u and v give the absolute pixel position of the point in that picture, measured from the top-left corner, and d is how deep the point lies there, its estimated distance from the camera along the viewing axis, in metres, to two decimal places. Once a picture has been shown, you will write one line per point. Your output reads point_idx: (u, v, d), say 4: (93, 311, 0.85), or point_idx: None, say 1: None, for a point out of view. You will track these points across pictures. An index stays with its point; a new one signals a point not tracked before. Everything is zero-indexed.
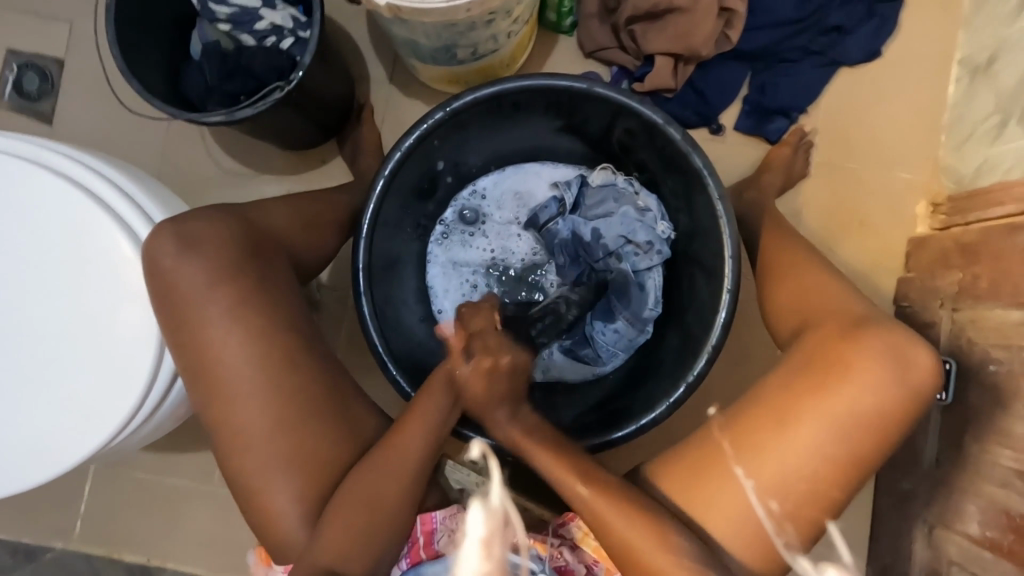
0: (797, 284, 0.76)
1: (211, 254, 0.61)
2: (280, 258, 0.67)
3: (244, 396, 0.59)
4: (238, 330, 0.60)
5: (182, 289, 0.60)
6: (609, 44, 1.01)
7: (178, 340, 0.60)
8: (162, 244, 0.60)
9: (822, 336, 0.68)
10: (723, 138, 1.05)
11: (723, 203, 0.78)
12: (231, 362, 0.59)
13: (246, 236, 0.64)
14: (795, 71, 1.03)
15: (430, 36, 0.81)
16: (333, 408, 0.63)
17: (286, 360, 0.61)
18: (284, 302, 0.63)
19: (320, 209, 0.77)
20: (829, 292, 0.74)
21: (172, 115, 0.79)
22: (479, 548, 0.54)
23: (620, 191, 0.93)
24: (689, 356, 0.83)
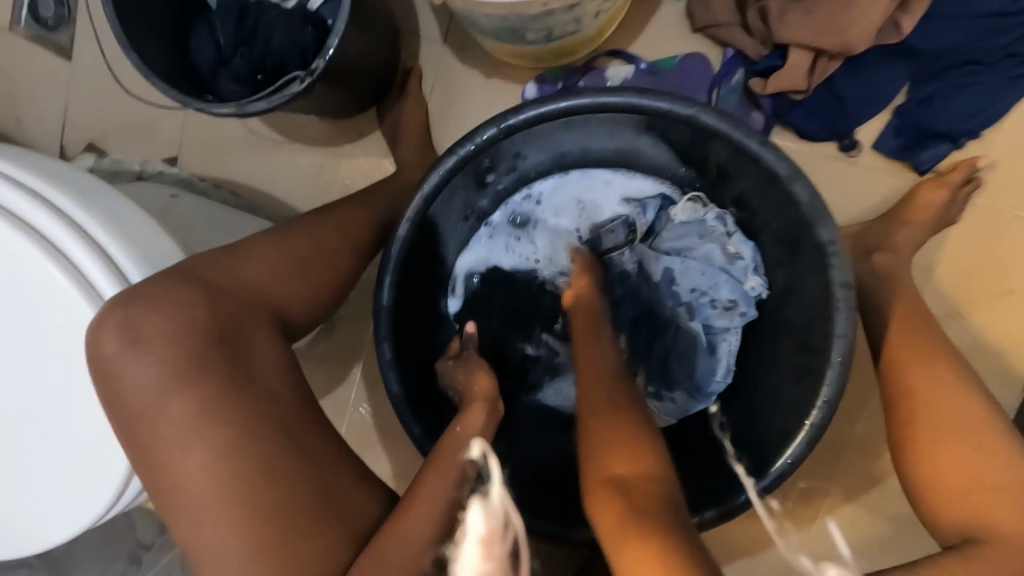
0: (967, 462, 0.61)
1: (164, 349, 0.51)
2: (263, 327, 0.56)
3: (215, 522, 0.49)
4: (201, 445, 0.49)
5: (134, 393, 0.50)
6: (729, 21, 0.77)
7: (131, 448, 0.50)
8: (106, 339, 0.50)
9: (1009, 567, 0.56)
10: (856, 159, 0.81)
11: (844, 292, 0.59)
12: (195, 481, 0.50)
13: (212, 312, 0.53)
14: (982, 79, 0.76)
15: (494, 19, 0.61)
16: (320, 520, 0.52)
17: (262, 474, 0.50)
18: (261, 394, 0.52)
19: (332, 247, 0.64)
20: (1002, 483, 0.60)
21: (176, 98, 0.65)
22: (478, 549, 0.49)
23: (708, 228, 0.76)
24: (759, 455, 0.68)
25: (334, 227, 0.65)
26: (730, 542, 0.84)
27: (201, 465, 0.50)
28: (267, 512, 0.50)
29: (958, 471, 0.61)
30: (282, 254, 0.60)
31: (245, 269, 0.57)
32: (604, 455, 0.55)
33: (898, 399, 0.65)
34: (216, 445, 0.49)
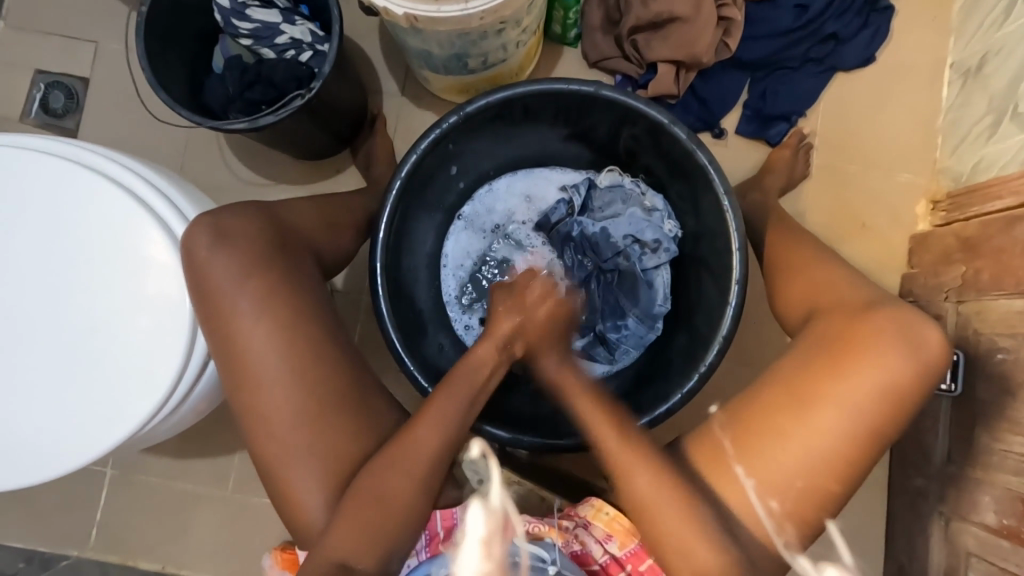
0: (809, 279, 0.77)
1: (240, 246, 0.65)
2: (305, 255, 0.71)
3: (270, 388, 0.63)
4: (266, 318, 0.64)
5: (215, 279, 0.64)
6: (613, 54, 1.06)
7: (209, 327, 0.64)
8: (199, 236, 0.65)
9: (833, 323, 0.69)
10: (725, 142, 1.09)
11: (728, 199, 0.80)
12: (257, 353, 0.63)
13: (275, 231, 0.69)
14: (794, 77, 1.07)
15: (444, 45, 0.84)
16: (357, 398, 0.67)
17: (310, 355, 0.64)
18: (309, 295, 0.67)
19: (345, 210, 0.82)
20: (835, 282, 0.75)
21: (196, 123, 0.83)
22: (479, 549, 0.57)
23: (628, 192, 0.96)
24: (699, 345, 0.85)
25: (344, 203, 0.84)
26: None
27: (266, 336, 0.64)
28: (316, 381, 0.64)
29: (796, 284, 0.78)
30: (314, 210, 0.78)
31: (289, 211, 0.74)
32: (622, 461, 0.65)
33: (772, 265, 0.84)
34: (278, 319, 0.64)
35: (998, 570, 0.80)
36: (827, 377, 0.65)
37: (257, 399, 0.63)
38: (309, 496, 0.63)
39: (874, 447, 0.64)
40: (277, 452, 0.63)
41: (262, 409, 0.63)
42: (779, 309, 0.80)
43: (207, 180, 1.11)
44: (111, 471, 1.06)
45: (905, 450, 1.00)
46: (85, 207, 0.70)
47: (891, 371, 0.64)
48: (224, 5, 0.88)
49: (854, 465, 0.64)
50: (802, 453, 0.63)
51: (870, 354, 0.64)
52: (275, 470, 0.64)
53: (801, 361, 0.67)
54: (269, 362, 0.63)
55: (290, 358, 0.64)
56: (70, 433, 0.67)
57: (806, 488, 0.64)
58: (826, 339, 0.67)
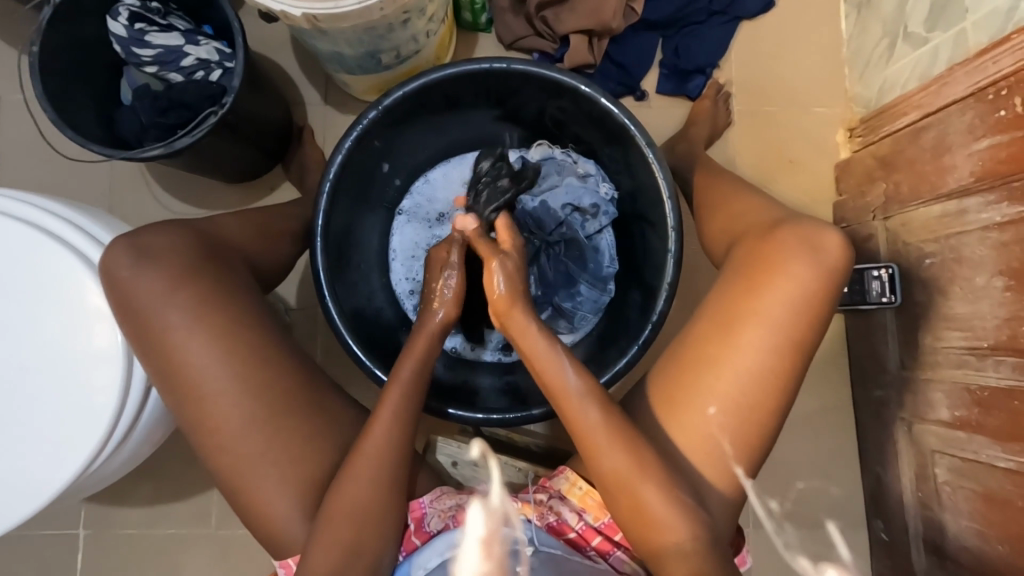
0: (727, 214, 0.81)
1: (166, 262, 0.64)
2: (237, 267, 0.70)
3: (220, 401, 0.62)
4: (201, 335, 0.62)
5: (142, 302, 0.63)
6: (526, 33, 1.07)
7: (144, 349, 0.63)
8: (118, 261, 0.63)
9: (747, 251, 0.71)
10: (648, 103, 1.12)
11: (652, 150, 0.83)
12: (202, 368, 0.62)
13: (199, 244, 0.67)
14: (702, 31, 1.10)
15: (353, 42, 0.85)
16: (311, 399, 0.66)
17: (258, 361, 0.64)
18: (246, 305, 0.66)
19: (277, 219, 0.81)
20: (755, 208, 0.78)
21: (109, 156, 0.81)
22: (479, 548, 0.62)
23: (561, 162, 0.98)
24: (650, 293, 0.89)
25: (279, 214, 0.83)
26: None
27: (204, 350, 0.62)
28: (264, 387, 0.63)
29: (717, 221, 0.82)
30: (243, 221, 0.76)
31: (219, 226, 0.72)
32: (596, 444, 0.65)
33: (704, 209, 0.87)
34: (211, 333, 0.63)
35: (960, 460, 0.84)
36: (750, 297, 0.67)
37: (206, 415, 0.62)
38: (276, 506, 0.63)
39: (804, 353, 0.67)
40: (235, 464, 0.63)
41: (212, 422, 0.62)
42: (707, 247, 0.83)
43: (137, 215, 1.08)
44: (84, 532, 1.02)
45: (862, 365, 1.04)
46: None
47: (802, 281, 0.67)
48: (121, 35, 0.85)
49: (787, 378, 0.66)
50: (736, 376, 0.66)
51: (780, 269, 0.67)
52: (237, 484, 0.63)
53: (724, 289, 0.70)
54: (211, 375, 0.62)
55: (232, 369, 0.63)
56: (15, 484, 0.65)
57: (747, 410, 0.66)
58: (743, 267, 0.70)
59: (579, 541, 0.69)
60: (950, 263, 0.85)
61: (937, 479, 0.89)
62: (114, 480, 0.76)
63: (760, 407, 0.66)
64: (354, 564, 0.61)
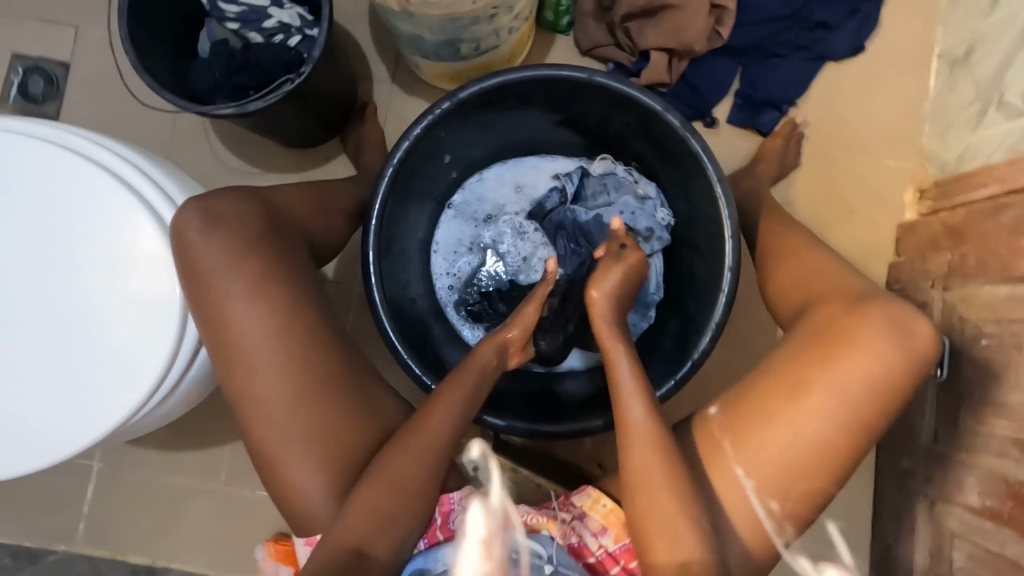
0: (793, 270, 0.79)
1: (233, 230, 0.65)
2: (297, 240, 0.71)
3: (267, 374, 0.63)
4: (260, 309, 0.63)
5: (205, 265, 0.63)
6: (606, 42, 1.05)
7: (201, 313, 0.64)
8: (188, 222, 0.64)
9: (828, 315, 0.69)
10: (716, 131, 1.09)
11: (721, 186, 0.81)
12: (256, 340, 0.63)
13: (266, 216, 0.68)
14: (786, 66, 1.07)
15: (436, 30, 0.84)
16: (353, 384, 0.66)
17: (307, 338, 0.64)
18: (303, 284, 0.66)
19: (338, 196, 0.82)
20: (827, 272, 0.76)
21: (182, 107, 0.81)
22: (479, 548, 0.59)
23: (621, 179, 0.97)
24: (692, 333, 0.86)
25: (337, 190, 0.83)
26: None
27: (259, 323, 0.63)
28: (310, 366, 0.64)
29: (785, 274, 0.79)
30: (304, 194, 0.77)
31: (282, 198, 0.73)
32: (653, 471, 0.64)
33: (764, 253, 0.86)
34: (269, 310, 0.63)
35: (981, 549, 0.82)
36: (814, 365, 0.66)
37: (252, 388, 0.63)
38: (307, 483, 0.63)
39: (866, 433, 0.65)
40: (272, 440, 0.63)
41: (257, 394, 0.63)
42: (771, 302, 0.80)
43: (195, 166, 1.09)
44: (99, 464, 1.05)
45: (892, 432, 1.02)
46: (66, 191, 0.68)
47: (880, 362, 0.65)
48: None
49: (840, 453, 0.65)
50: (793, 443, 0.64)
51: (854, 344, 0.65)
52: (271, 458, 0.63)
53: (792, 351, 0.68)
54: (264, 348, 0.63)
55: (283, 345, 0.63)
56: (61, 422, 0.66)
57: (796, 477, 0.64)
58: (823, 331, 0.68)
59: (597, 566, 0.69)
60: (1008, 348, 0.81)
61: (954, 564, 0.86)
62: (149, 429, 0.77)
63: (807, 479, 0.65)
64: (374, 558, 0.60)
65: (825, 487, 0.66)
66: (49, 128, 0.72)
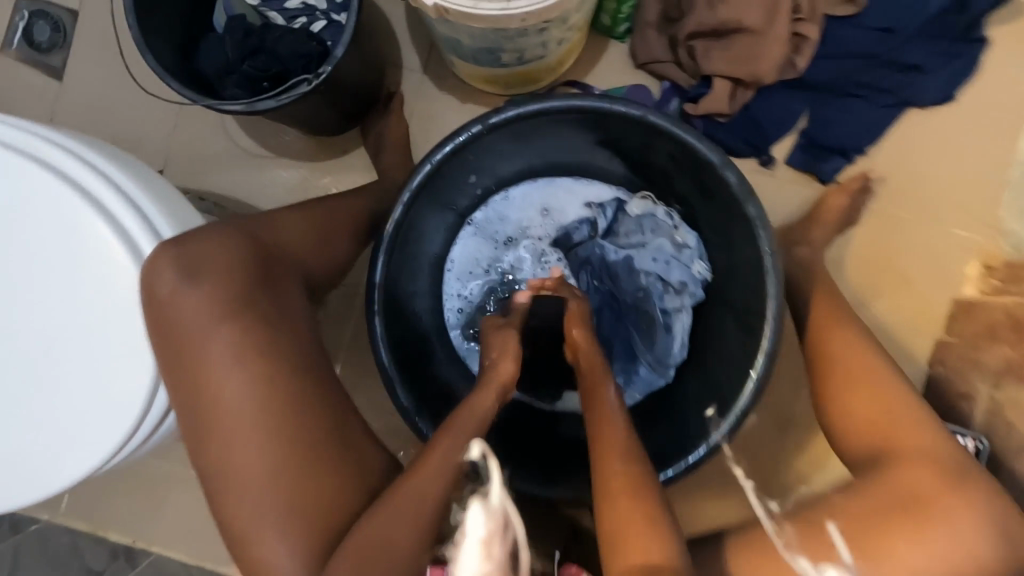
0: (868, 395, 0.72)
1: (211, 284, 0.60)
2: (290, 283, 0.66)
3: (245, 442, 0.58)
4: (239, 372, 0.58)
5: (182, 322, 0.59)
6: (664, 58, 0.94)
7: (177, 375, 0.59)
8: (163, 272, 0.59)
9: (915, 475, 0.65)
10: (772, 171, 0.98)
11: (772, 258, 0.71)
12: (235, 405, 0.58)
13: (255, 262, 0.63)
14: (864, 109, 0.95)
15: (477, 38, 0.74)
16: (341, 448, 0.60)
17: (290, 401, 0.59)
18: (290, 338, 0.62)
19: (343, 223, 0.74)
20: (903, 409, 0.71)
21: (190, 98, 0.72)
22: (479, 549, 0.53)
23: (659, 223, 0.88)
24: (716, 409, 0.78)
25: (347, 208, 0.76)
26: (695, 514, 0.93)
27: (238, 387, 0.58)
28: (293, 435, 0.58)
29: (856, 400, 0.73)
30: (305, 222, 0.70)
31: (278, 228, 0.67)
32: (628, 532, 0.61)
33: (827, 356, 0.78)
34: (249, 373, 0.59)
35: None
36: (894, 538, 0.62)
37: (230, 459, 0.58)
38: (278, 565, 0.56)
39: None
40: (246, 519, 0.58)
41: (233, 466, 0.58)
42: (831, 420, 0.74)
43: (207, 149, 1.02)
44: None
45: None
46: (40, 210, 0.61)
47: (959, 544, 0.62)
48: None
49: None
50: None
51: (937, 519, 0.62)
52: (245, 539, 0.57)
53: (865, 501, 0.65)
54: (243, 415, 0.58)
55: (264, 411, 0.58)
56: (32, 463, 0.62)
57: None
58: (905, 492, 0.64)
59: None
60: None
61: None
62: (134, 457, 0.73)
63: None
64: None
65: None
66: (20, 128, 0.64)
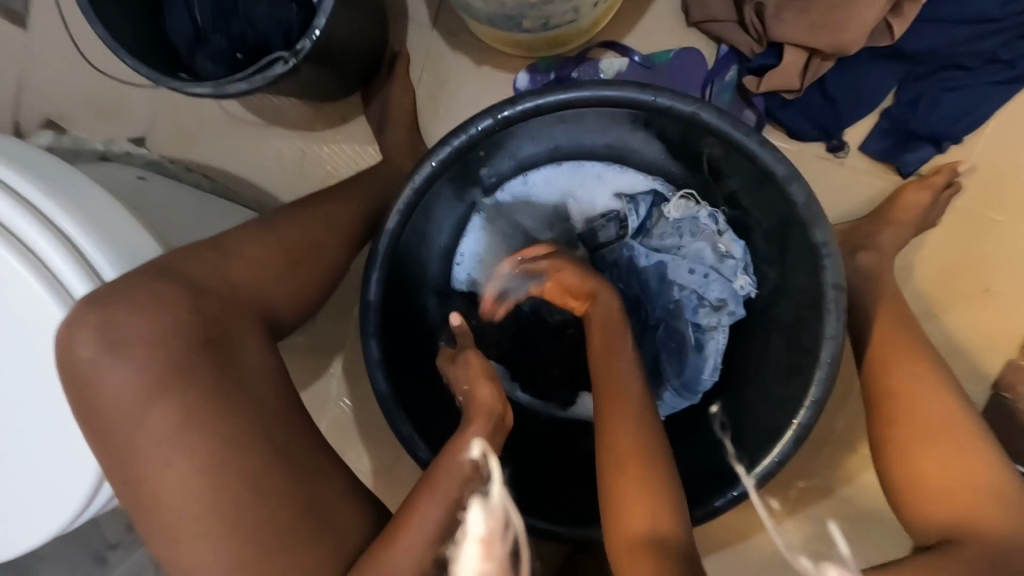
0: (936, 458, 0.62)
1: (141, 355, 0.50)
2: (247, 332, 0.55)
3: (194, 544, 0.49)
4: (181, 458, 0.49)
5: (111, 403, 0.49)
6: (724, 16, 0.77)
7: (111, 465, 0.50)
8: (81, 342, 0.49)
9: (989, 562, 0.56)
10: (842, 159, 0.83)
11: (835, 295, 0.60)
12: (179, 499, 0.49)
13: (193, 318, 0.52)
14: (969, 84, 0.77)
15: (492, 5, 0.60)
16: (312, 536, 0.51)
17: (244, 490, 0.49)
18: (244, 408, 0.51)
19: (322, 241, 0.64)
20: (973, 475, 0.61)
21: (149, 77, 0.60)
22: (477, 551, 0.48)
23: (700, 227, 0.75)
24: (748, 449, 0.69)
25: (322, 222, 0.65)
26: (711, 533, 0.88)
27: (179, 480, 0.49)
28: (252, 528, 0.49)
29: (925, 460, 0.62)
30: (266, 250, 0.59)
31: (229, 267, 0.56)
32: None
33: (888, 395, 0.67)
34: (190, 459, 0.49)
35: None
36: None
37: (184, 560, 0.49)
38: None
39: None
40: None
41: (189, 568, 0.49)
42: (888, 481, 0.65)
43: (192, 118, 0.91)
44: None
45: None
46: None
47: None
48: None
49: None
50: None
51: None
52: None
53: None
54: (188, 510, 0.49)
55: (214, 503, 0.49)
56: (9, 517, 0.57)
57: None
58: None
59: None
60: None
61: None
62: None
63: None
64: None
65: None
66: None
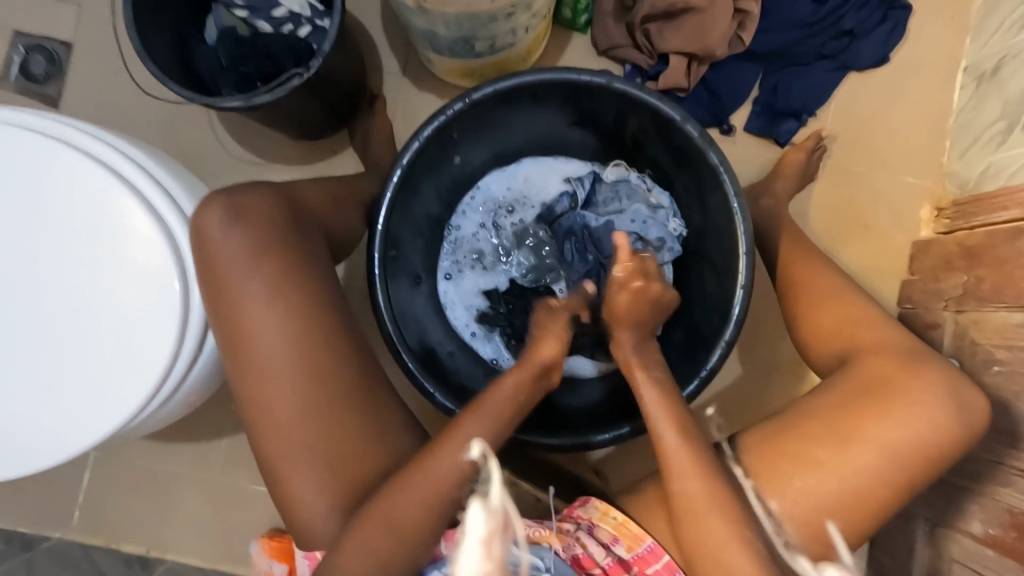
0: (834, 310, 0.79)
1: (259, 231, 0.67)
2: (318, 239, 0.73)
3: (282, 380, 0.64)
4: (278, 309, 0.65)
5: (225, 259, 0.65)
6: (624, 42, 1.03)
7: (216, 310, 0.66)
8: (212, 217, 0.66)
9: (881, 364, 0.70)
10: (733, 139, 1.07)
11: (739, 200, 0.78)
12: (270, 344, 0.64)
13: (287, 217, 0.70)
14: (806, 74, 1.04)
15: (451, 27, 0.82)
16: (365, 394, 0.67)
17: (325, 344, 0.66)
18: (321, 289, 0.68)
19: (344, 202, 0.81)
20: (863, 320, 0.76)
21: (188, 98, 0.78)
22: (479, 550, 0.46)
23: (634, 187, 0.95)
24: (707, 337, 0.84)
25: (345, 191, 0.83)
26: None
27: (278, 327, 0.65)
28: (326, 375, 0.65)
29: (826, 315, 0.79)
30: (326, 193, 0.79)
31: (307, 197, 0.76)
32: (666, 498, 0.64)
33: (788, 285, 0.85)
34: (286, 313, 0.65)
35: None
36: (867, 419, 0.66)
37: (269, 390, 0.64)
38: (306, 489, 0.64)
39: (899, 493, 0.65)
40: (281, 448, 0.64)
41: (272, 400, 0.64)
42: (809, 349, 0.80)
43: (199, 160, 1.07)
44: (95, 453, 1.04)
45: None
46: (71, 189, 0.68)
47: (937, 424, 0.65)
48: None
49: (871, 504, 0.65)
50: (836, 484, 0.64)
51: (913, 397, 0.66)
52: (274, 465, 0.65)
53: (836, 395, 0.69)
54: (282, 349, 0.64)
55: (301, 346, 0.65)
56: (68, 419, 0.66)
57: (814, 517, 0.64)
58: (877, 377, 0.68)
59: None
60: (1019, 375, 0.79)
61: None
62: (153, 428, 0.78)
63: (826, 516, 0.65)
64: (392, 557, 0.62)
65: (840, 523, 0.65)
66: (49, 119, 0.71)
